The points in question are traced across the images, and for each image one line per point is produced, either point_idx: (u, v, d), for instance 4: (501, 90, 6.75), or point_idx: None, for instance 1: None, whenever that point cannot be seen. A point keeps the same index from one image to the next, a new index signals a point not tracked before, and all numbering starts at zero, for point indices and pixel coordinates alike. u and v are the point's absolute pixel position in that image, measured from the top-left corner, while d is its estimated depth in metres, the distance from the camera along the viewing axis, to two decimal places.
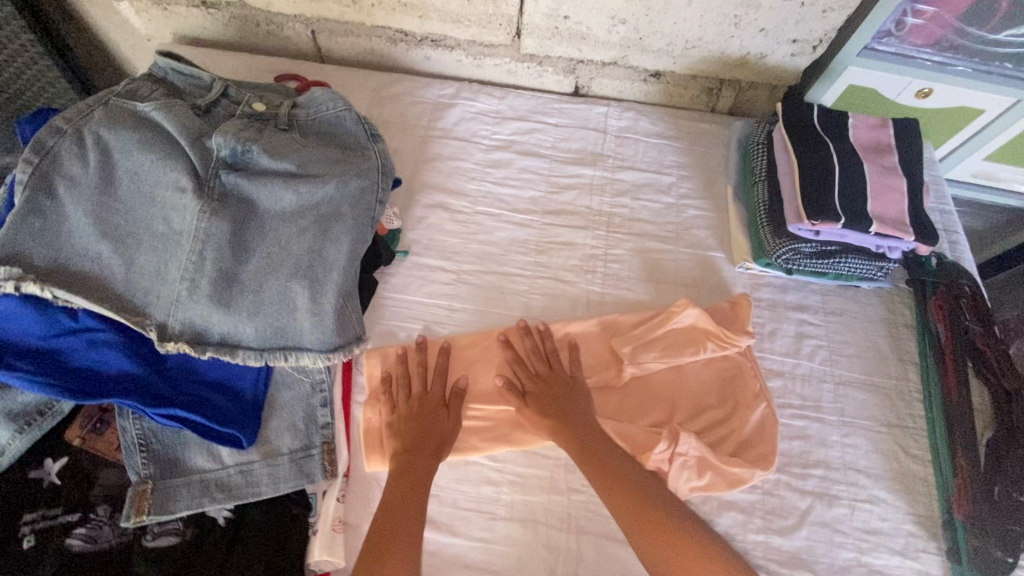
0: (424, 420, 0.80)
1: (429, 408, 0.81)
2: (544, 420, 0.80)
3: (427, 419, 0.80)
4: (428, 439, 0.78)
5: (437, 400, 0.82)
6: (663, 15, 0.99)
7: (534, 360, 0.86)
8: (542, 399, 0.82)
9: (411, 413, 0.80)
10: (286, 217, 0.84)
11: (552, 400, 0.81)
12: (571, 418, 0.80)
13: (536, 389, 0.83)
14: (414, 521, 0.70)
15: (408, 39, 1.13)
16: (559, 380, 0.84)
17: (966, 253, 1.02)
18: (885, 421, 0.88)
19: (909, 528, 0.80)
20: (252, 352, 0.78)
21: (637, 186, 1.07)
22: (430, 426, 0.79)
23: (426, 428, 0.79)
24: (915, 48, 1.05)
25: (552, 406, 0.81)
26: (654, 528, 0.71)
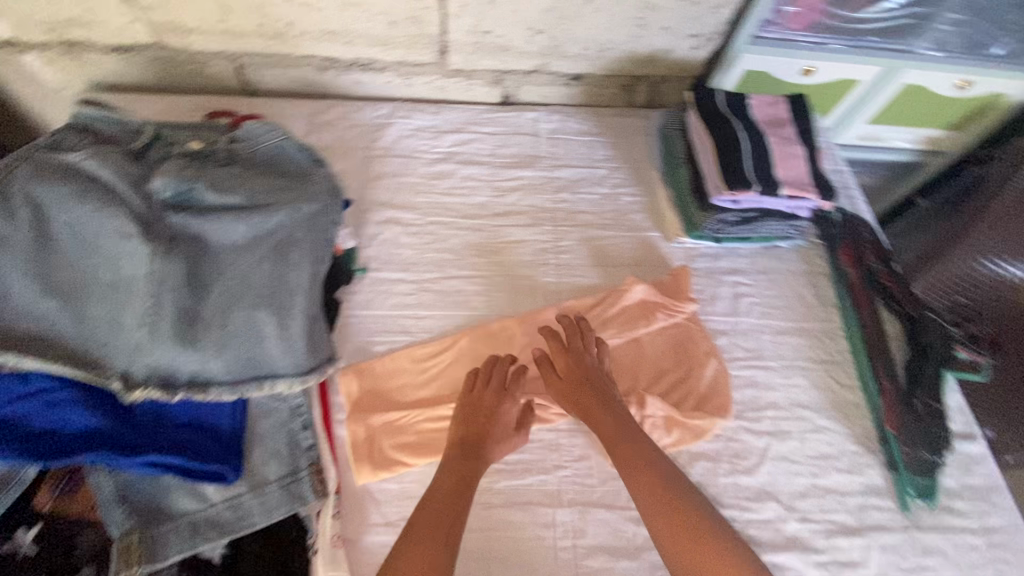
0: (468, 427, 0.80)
1: (474, 413, 0.81)
2: (580, 410, 0.82)
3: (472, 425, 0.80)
4: (467, 445, 0.78)
5: (486, 404, 0.82)
6: (576, 22, 1.07)
7: (575, 349, 0.87)
8: (581, 388, 0.83)
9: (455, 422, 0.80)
10: (241, 249, 0.84)
11: (587, 388, 0.83)
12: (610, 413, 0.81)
13: (571, 377, 0.85)
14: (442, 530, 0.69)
15: (337, 66, 1.15)
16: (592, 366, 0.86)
17: (863, 204, 1.16)
18: (818, 359, 0.99)
19: (851, 448, 0.91)
20: (226, 387, 0.78)
21: (574, 181, 1.15)
22: (478, 432, 0.79)
23: (470, 436, 0.79)
24: (795, 32, 1.19)
25: (586, 397, 0.83)
26: (678, 522, 0.71)
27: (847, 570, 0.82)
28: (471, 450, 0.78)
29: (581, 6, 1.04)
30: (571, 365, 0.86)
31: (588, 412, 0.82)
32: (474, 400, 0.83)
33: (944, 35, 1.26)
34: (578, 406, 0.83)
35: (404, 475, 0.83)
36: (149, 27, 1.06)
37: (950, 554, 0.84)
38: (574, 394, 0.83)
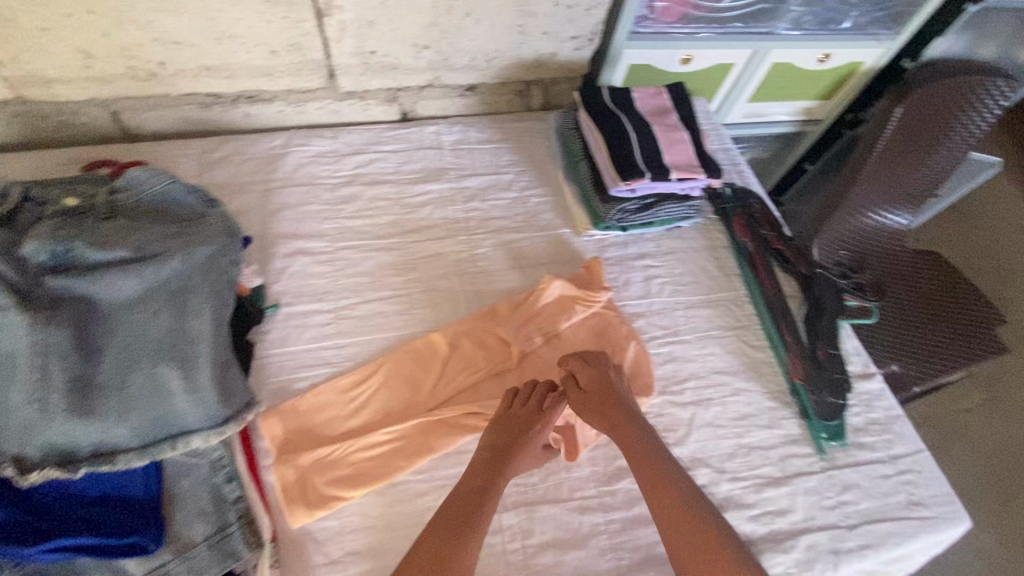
0: (502, 448, 0.79)
1: (508, 438, 0.80)
2: (599, 419, 0.84)
3: (503, 442, 0.80)
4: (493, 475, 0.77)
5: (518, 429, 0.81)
6: (459, 35, 1.09)
7: (597, 363, 0.88)
8: (605, 397, 0.85)
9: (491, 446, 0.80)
10: (135, 305, 0.79)
11: (605, 397, 0.85)
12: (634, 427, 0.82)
13: (594, 391, 0.85)
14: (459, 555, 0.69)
15: (222, 101, 1.11)
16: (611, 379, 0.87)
17: (751, 177, 1.26)
18: (729, 327, 1.05)
19: (768, 404, 0.98)
20: (135, 452, 0.74)
21: (482, 189, 1.17)
22: (511, 449, 0.79)
23: (501, 452, 0.79)
24: (668, 25, 1.27)
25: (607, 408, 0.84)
26: (691, 532, 0.73)
27: (778, 518, 0.87)
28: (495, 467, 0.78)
29: (461, 19, 1.06)
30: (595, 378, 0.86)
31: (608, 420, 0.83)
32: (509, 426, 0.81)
33: (797, 14, 1.36)
34: (602, 416, 0.84)
35: (343, 510, 0.81)
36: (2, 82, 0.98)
37: (865, 486, 0.92)
38: (597, 398, 0.85)
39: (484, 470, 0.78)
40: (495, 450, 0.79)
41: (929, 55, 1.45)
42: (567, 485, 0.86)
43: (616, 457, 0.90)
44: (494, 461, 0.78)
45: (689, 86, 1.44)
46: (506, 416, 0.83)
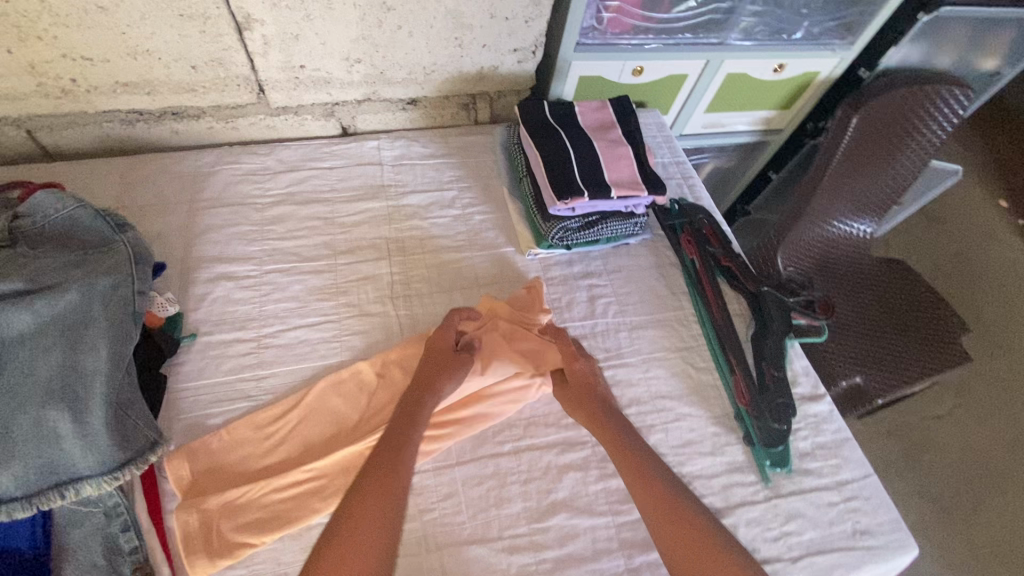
0: (424, 376, 0.86)
1: (430, 373, 0.87)
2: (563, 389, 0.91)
3: (428, 366, 0.88)
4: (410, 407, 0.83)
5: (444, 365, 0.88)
6: (392, 48, 1.05)
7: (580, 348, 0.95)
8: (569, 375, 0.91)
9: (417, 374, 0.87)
10: (24, 341, 0.73)
11: (570, 371, 0.92)
12: (617, 426, 0.86)
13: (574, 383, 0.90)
14: (396, 483, 0.73)
15: (145, 117, 1.06)
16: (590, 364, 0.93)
17: (703, 191, 1.24)
18: (674, 348, 1.02)
19: (712, 429, 0.94)
20: (17, 502, 0.68)
21: (424, 206, 1.12)
22: (430, 375, 0.86)
23: (427, 377, 0.86)
24: (615, 36, 1.24)
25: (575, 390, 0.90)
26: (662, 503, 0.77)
27: None
28: (422, 385, 0.85)
29: (394, 33, 1.02)
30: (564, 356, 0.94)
31: (574, 397, 0.89)
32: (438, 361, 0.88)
33: (750, 24, 1.32)
34: (571, 400, 0.89)
35: (252, 556, 0.75)
36: None
37: (811, 515, 0.88)
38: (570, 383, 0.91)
39: (418, 389, 0.85)
40: (423, 373, 0.87)
41: (884, 65, 1.41)
42: (496, 524, 0.82)
43: (549, 491, 0.85)
44: (421, 379, 0.86)
45: (642, 97, 1.42)
46: (432, 338, 0.92)
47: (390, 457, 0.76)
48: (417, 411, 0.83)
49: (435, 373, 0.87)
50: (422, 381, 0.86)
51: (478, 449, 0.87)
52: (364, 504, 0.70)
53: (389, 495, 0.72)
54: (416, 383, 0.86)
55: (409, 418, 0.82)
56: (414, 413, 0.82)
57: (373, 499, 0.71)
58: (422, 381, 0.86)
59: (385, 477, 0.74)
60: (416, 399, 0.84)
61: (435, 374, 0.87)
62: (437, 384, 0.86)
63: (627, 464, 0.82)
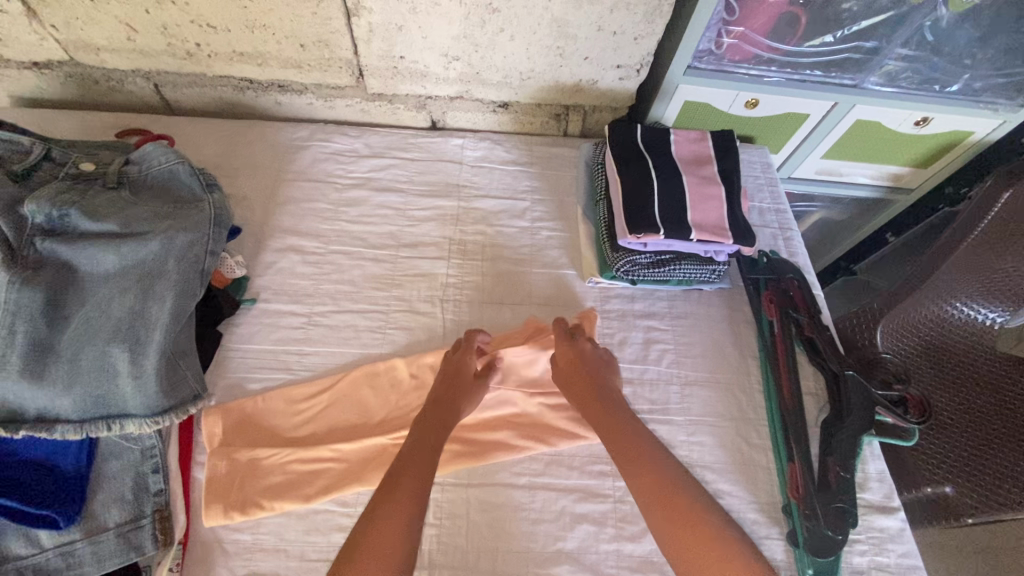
0: (445, 395, 0.84)
1: (451, 390, 0.84)
2: (591, 415, 0.82)
3: (445, 387, 0.85)
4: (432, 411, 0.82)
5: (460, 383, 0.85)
6: (492, 50, 1.03)
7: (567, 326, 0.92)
8: (600, 407, 0.82)
9: (439, 393, 0.84)
10: (108, 280, 0.81)
11: (599, 389, 0.84)
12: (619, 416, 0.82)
13: (566, 374, 0.87)
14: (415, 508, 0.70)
15: (254, 87, 1.13)
16: (609, 366, 0.89)
17: (800, 247, 1.11)
18: (728, 415, 0.92)
19: (753, 516, 0.85)
20: (72, 425, 0.75)
21: (493, 213, 1.10)
22: (452, 395, 0.84)
23: (449, 396, 0.84)
24: (734, 63, 1.14)
25: (614, 428, 0.80)
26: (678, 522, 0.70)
27: None
28: (448, 403, 0.83)
29: (495, 35, 1.00)
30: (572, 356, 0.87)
31: (611, 434, 0.80)
32: (455, 379, 0.86)
33: (895, 69, 1.16)
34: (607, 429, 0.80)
35: (259, 525, 0.77)
36: (59, 44, 1.04)
37: None
38: (607, 415, 0.82)
39: (438, 408, 0.82)
40: (443, 392, 0.84)
41: None
42: (495, 558, 0.78)
43: (558, 538, 0.80)
44: (445, 398, 0.83)
45: (752, 131, 1.30)
46: (447, 361, 0.88)
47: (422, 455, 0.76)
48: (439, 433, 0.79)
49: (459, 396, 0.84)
50: (448, 402, 0.83)
51: (493, 475, 0.85)
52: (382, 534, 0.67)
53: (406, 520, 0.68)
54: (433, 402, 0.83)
55: (426, 438, 0.78)
56: (436, 422, 0.81)
57: (384, 528, 0.68)
58: (449, 392, 0.84)
59: (403, 500, 0.70)
60: (434, 422, 0.81)
61: (460, 391, 0.85)
62: (463, 400, 0.84)
63: (671, 512, 0.71)
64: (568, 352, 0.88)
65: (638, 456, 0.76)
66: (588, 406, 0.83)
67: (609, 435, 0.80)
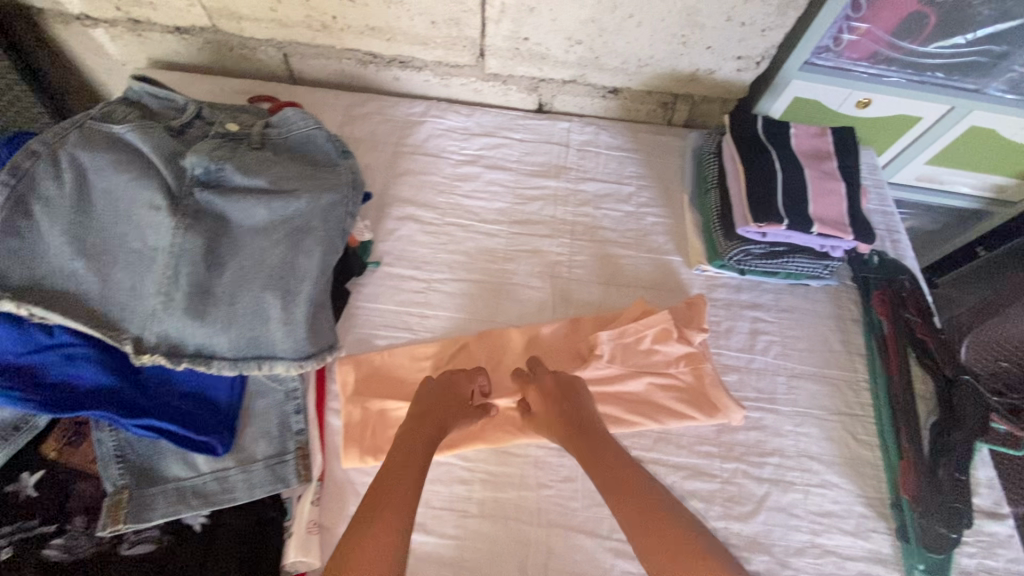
0: (427, 411, 0.80)
1: (443, 406, 0.81)
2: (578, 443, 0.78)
3: (430, 403, 0.81)
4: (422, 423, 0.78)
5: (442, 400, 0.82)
6: (617, 36, 1.05)
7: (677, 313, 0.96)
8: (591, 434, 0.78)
9: (423, 407, 0.81)
10: (258, 232, 0.87)
11: (585, 416, 0.80)
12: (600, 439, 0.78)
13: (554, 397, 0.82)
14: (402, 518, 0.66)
15: (377, 61, 1.17)
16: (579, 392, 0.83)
17: (908, 250, 1.10)
18: (835, 410, 0.93)
19: (859, 509, 0.85)
20: (227, 362, 0.81)
21: (599, 195, 1.12)
22: (437, 411, 0.80)
23: (437, 412, 0.80)
24: (852, 61, 1.15)
25: (603, 458, 0.76)
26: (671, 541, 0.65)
27: None
28: (431, 421, 0.79)
29: (623, 20, 1.02)
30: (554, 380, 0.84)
31: (602, 463, 0.75)
32: (437, 397, 0.82)
33: (1019, 76, 1.14)
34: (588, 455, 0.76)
35: None
36: (204, 11, 1.11)
37: None
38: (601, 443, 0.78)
39: (425, 422, 0.79)
40: (425, 408, 0.81)
41: None
42: (607, 524, 0.81)
43: None
44: (423, 417, 0.79)
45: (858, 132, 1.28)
46: (433, 380, 0.85)
47: (407, 462, 0.73)
48: (426, 445, 0.76)
49: (448, 417, 0.80)
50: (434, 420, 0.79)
51: None
52: (358, 544, 0.62)
53: (392, 527, 0.64)
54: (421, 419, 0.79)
55: (416, 449, 0.75)
56: (420, 435, 0.77)
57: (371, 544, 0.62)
58: (428, 409, 0.81)
59: (393, 515, 0.66)
60: (426, 434, 0.77)
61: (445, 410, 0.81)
62: (451, 416, 0.80)
63: (661, 531, 0.66)
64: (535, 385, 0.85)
65: (631, 485, 0.72)
66: (570, 431, 0.79)
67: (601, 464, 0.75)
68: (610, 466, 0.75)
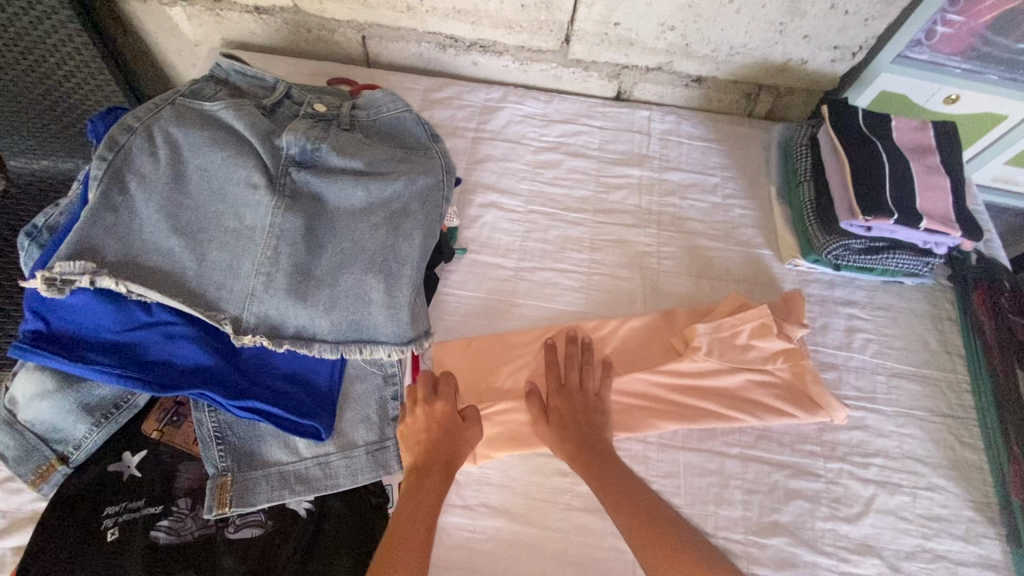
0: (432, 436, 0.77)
1: (449, 429, 0.77)
2: (593, 476, 0.76)
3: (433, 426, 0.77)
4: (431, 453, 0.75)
5: (444, 421, 0.78)
6: (712, 22, 1.03)
7: (777, 309, 0.93)
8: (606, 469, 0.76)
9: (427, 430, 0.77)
10: (356, 214, 0.86)
11: (596, 445, 0.78)
12: (608, 461, 0.77)
13: (567, 415, 0.81)
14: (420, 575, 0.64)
15: (457, 45, 1.15)
16: (600, 407, 0.82)
17: (1001, 250, 1.06)
18: (937, 411, 0.90)
19: (969, 514, 0.83)
20: (328, 345, 0.79)
21: (684, 186, 1.09)
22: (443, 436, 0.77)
23: (440, 436, 0.77)
24: (946, 55, 1.11)
25: (620, 492, 0.74)
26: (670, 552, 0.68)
27: None
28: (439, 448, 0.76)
29: (721, 6, 1.00)
30: (563, 389, 0.83)
31: (611, 494, 0.74)
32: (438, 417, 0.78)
33: None
34: (597, 479, 0.75)
35: (486, 461, 0.82)
36: None
37: None
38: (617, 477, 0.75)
39: (434, 450, 0.75)
40: (428, 434, 0.77)
41: None
42: (712, 521, 0.79)
43: (773, 511, 0.81)
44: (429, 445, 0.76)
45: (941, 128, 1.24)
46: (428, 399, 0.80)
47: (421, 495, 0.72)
48: (439, 477, 0.74)
49: (456, 442, 0.77)
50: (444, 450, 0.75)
51: (706, 442, 0.85)
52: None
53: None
54: (428, 455, 0.75)
55: (430, 491, 0.72)
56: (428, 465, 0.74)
57: None
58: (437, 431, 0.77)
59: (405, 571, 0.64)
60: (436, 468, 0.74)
61: (456, 430, 0.77)
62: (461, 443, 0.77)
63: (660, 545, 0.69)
64: (557, 399, 0.82)
65: (646, 520, 0.71)
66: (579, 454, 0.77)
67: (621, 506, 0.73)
68: (614, 486, 0.74)
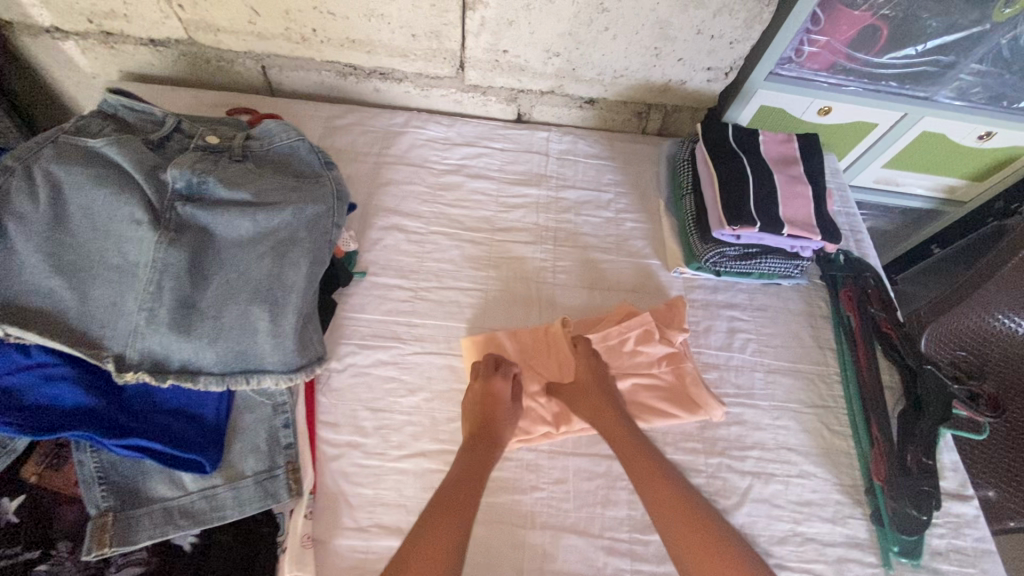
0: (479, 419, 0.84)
1: (490, 410, 0.84)
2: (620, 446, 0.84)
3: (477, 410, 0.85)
4: (482, 432, 0.83)
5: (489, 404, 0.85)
6: (594, 48, 1.09)
7: (662, 315, 0.98)
8: (644, 456, 0.82)
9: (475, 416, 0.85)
10: (244, 245, 0.87)
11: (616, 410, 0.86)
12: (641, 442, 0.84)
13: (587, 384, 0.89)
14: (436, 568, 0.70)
15: (357, 73, 1.19)
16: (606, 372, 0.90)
17: (871, 249, 1.16)
18: (810, 403, 0.97)
19: (837, 497, 0.90)
20: (214, 377, 0.80)
21: (579, 203, 1.15)
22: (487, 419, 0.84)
23: (484, 418, 0.84)
24: (813, 71, 1.20)
25: (636, 466, 0.82)
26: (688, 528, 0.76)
27: None
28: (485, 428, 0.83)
29: (599, 34, 1.07)
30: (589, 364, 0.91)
31: (633, 462, 0.82)
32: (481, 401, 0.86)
33: (966, 84, 1.22)
34: (635, 449, 0.83)
35: (380, 481, 0.84)
36: (180, 23, 1.11)
37: None
38: (641, 476, 0.81)
39: (479, 431, 0.83)
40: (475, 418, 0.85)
41: None
42: (599, 522, 0.83)
43: None
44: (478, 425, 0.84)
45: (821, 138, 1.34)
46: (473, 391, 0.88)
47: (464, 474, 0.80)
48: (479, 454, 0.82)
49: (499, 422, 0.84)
50: (488, 431, 0.83)
51: (595, 446, 0.90)
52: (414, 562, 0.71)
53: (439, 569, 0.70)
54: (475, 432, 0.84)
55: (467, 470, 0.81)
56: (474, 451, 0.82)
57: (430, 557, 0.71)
58: (478, 437, 0.83)
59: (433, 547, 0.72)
60: (446, 508, 0.76)
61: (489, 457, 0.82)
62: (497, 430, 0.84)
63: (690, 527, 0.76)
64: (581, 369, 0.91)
65: (671, 497, 0.79)
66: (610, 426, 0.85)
67: (655, 500, 0.79)
68: (638, 460, 0.82)
